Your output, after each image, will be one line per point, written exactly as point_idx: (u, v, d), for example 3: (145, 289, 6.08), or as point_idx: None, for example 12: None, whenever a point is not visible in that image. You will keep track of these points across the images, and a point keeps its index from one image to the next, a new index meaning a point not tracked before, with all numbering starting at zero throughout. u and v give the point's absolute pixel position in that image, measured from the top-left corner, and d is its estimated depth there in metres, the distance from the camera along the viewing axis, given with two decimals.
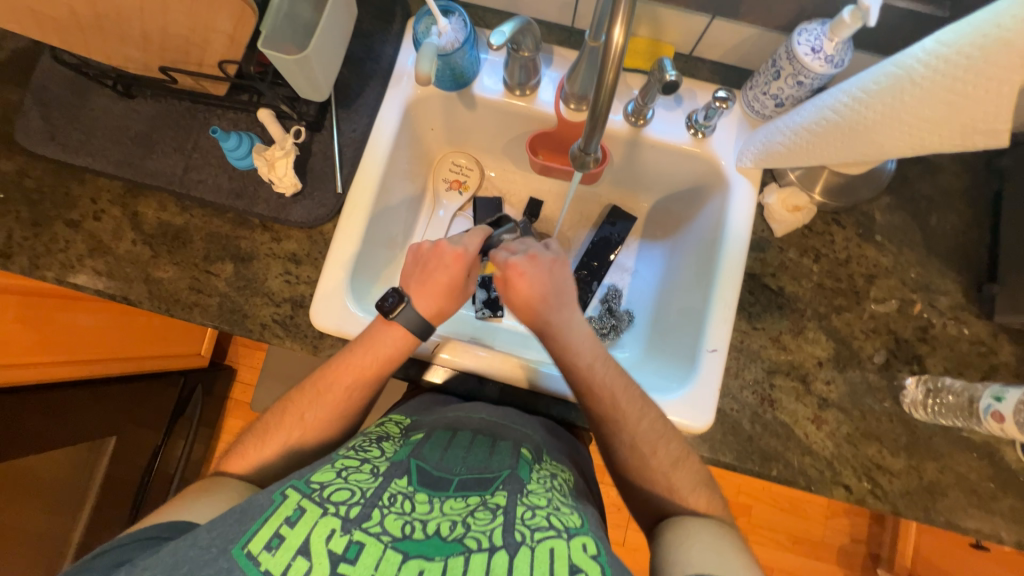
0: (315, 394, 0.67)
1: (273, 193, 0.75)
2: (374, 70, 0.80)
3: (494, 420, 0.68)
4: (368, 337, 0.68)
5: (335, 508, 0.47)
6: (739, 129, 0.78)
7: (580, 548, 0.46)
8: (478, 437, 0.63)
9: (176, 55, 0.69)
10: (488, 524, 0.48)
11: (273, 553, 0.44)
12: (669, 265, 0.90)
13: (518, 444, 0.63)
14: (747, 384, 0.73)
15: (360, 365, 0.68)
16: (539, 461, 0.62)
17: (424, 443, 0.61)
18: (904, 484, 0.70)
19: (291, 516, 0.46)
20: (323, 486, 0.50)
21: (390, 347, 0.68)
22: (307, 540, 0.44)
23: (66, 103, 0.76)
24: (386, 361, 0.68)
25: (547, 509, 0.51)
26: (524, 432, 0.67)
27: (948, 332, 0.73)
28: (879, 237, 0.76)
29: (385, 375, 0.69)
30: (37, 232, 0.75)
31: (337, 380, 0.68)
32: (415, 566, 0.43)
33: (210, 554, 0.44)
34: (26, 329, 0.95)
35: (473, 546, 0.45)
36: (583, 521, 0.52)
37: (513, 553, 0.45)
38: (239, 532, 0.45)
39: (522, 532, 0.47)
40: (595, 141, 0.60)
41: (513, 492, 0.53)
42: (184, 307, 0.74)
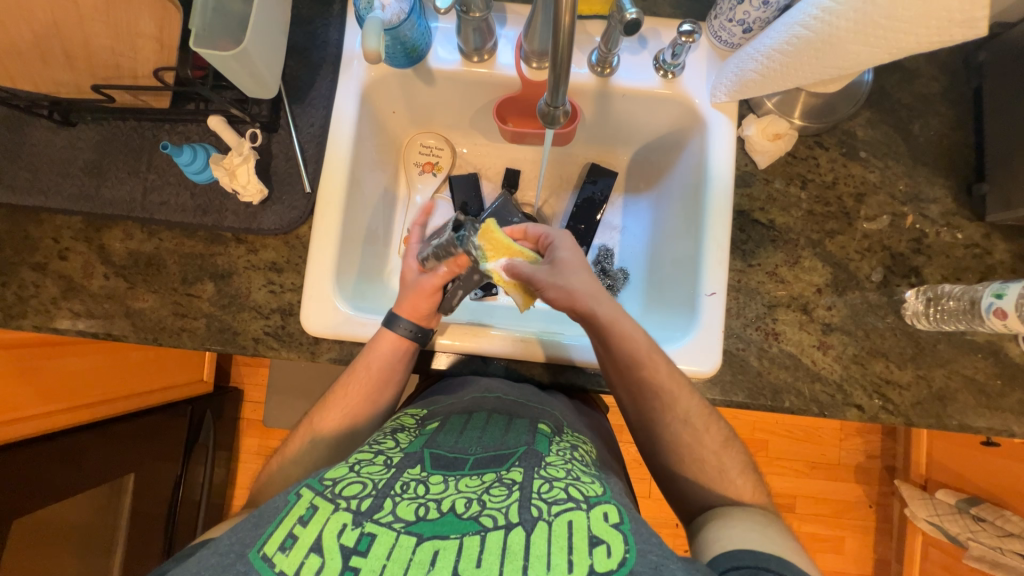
0: (330, 402, 0.69)
1: (240, 204, 0.72)
2: (322, 58, 0.76)
3: (509, 399, 0.68)
4: (370, 348, 0.70)
5: (346, 503, 0.47)
6: (709, 62, 0.75)
7: (600, 518, 0.46)
8: (494, 416, 0.64)
9: (108, 70, 0.65)
10: (504, 501, 0.48)
11: (287, 553, 0.43)
12: (656, 216, 0.88)
13: (536, 420, 0.64)
14: (750, 322, 0.72)
15: (368, 376, 0.69)
16: (559, 434, 0.62)
17: (439, 430, 0.61)
18: (914, 395, 0.71)
19: (304, 515, 0.46)
20: (335, 482, 0.50)
21: (391, 355, 0.69)
22: (319, 538, 0.44)
23: (4, 142, 0.72)
24: (394, 370, 0.70)
25: (566, 480, 0.51)
26: (542, 408, 0.67)
27: (943, 240, 0.73)
28: (863, 153, 0.75)
29: (391, 380, 0.70)
30: (3, 281, 0.72)
31: (340, 391, 0.69)
32: (430, 548, 0.43)
33: (228, 559, 0.44)
34: (19, 381, 0.94)
35: (488, 525, 0.45)
36: (604, 489, 0.52)
37: (529, 529, 0.45)
38: (256, 536, 0.45)
39: (539, 507, 0.47)
40: (562, 94, 0.57)
41: (529, 467, 0.53)
42: (172, 334, 0.72)
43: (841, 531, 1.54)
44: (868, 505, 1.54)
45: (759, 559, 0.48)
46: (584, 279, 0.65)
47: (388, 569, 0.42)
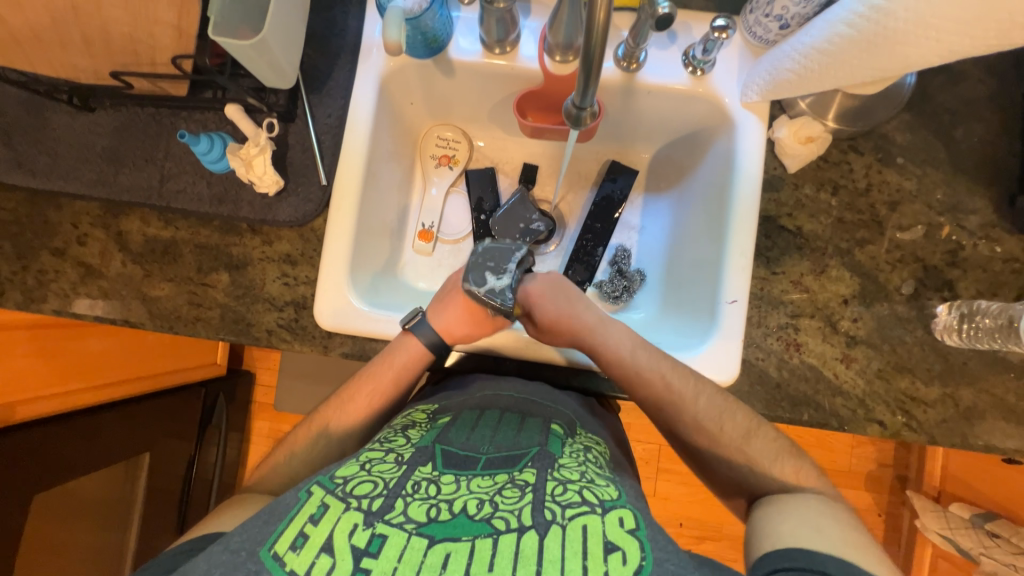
0: (344, 403, 0.69)
1: (256, 194, 0.72)
2: (341, 46, 0.74)
3: (523, 395, 0.67)
4: (391, 350, 0.69)
5: (357, 502, 0.47)
6: (741, 60, 0.72)
7: (615, 523, 0.46)
8: (506, 414, 0.63)
9: (126, 56, 0.64)
10: (516, 503, 0.47)
11: (298, 552, 0.43)
12: (677, 218, 0.86)
13: (548, 420, 0.63)
14: (771, 332, 0.70)
15: (383, 379, 0.69)
16: (572, 435, 0.61)
17: (451, 425, 0.61)
18: (940, 413, 0.68)
19: (315, 513, 0.46)
20: (346, 481, 0.50)
21: (414, 363, 0.69)
22: (331, 537, 0.44)
23: (24, 126, 0.72)
24: (410, 374, 0.70)
25: (580, 483, 0.51)
26: (555, 407, 0.66)
27: (980, 253, 0.69)
28: (900, 159, 0.71)
29: (409, 385, 0.71)
30: (24, 265, 0.73)
31: (358, 393, 0.69)
32: (442, 551, 0.43)
33: (239, 558, 0.44)
34: (39, 360, 0.98)
35: (501, 528, 0.45)
36: (620, 493, 0.51)
37: (543, 533, 0.44)
38: (267, 533, 0.45)
39: (553, 510, 0.46)
40: (591, 94, 0.55)
41: (542, 468, 0.52)
42: (186, 323, 0.72)
43: None
44: (877, 514, 1.52)
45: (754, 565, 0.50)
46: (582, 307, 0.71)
47: (399, 571, 0.42)
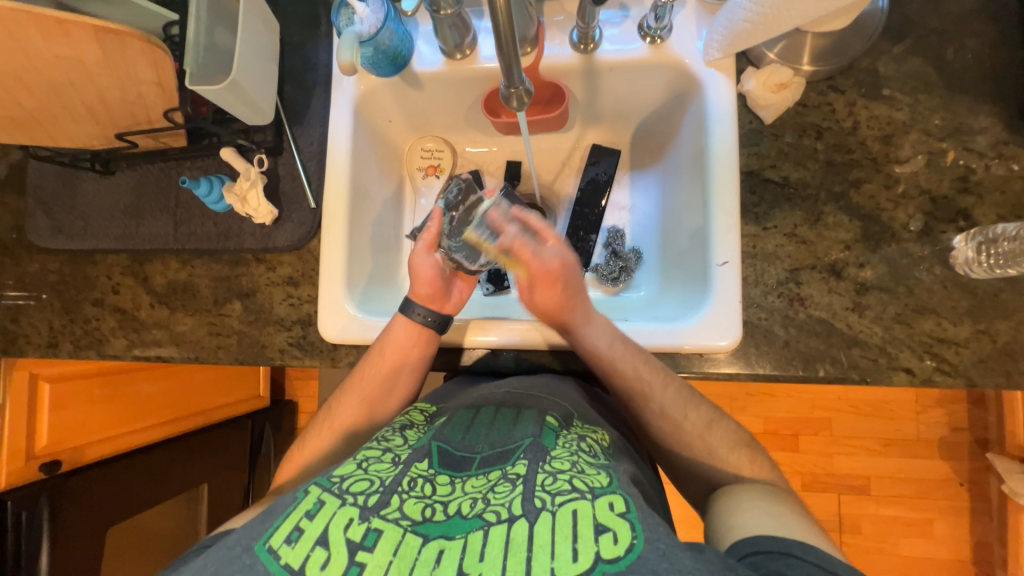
0: (352, 387, 0.72)
1: (256, 226, 0.78)
2: (315, 79, 0.80)
3: (519, 392, 0.66)
4: (387, 331, 0.72)
5: (353, 498, 0.48)
6: (699, 20, 0.71)
7: (605, 507, 0.45)
8: (502, 411, 0.63)
9: (127, 120, 0.71)
10: (507, 496, 0.48)
11: (294, 545, 0.45)
12: (664, 190, 0.84)
13: (543, 413, 0.61)
14: (770, 289, 0.67)
15: (384, 361, 0.71)
16: (567, 426, 0.60)
17: (447, 424, 0.60)
18: (975, 352, 0.62)
19: (311, 509, 0.47)
20: (343, 479, 0.51)
21: (410, 343, 0.72)
22: (326, 531, 0.45)
23: (60, 196, 0.81)
24: (405, 355, 0.71)
25: (571, 471, 0.50)
26: (552, 400, 0.65)
27: (994, 174, 0.64)
28: (887, 90, 0.67)
29: (410, 367, 0.72)
30: (71, 317, 0.82)
31: (364, 379, 0.72)
32: (436, 547, 0.44)
33: (236, 552, 0.46)
34: (95, 407, 1.06)
35: (492, 520, 0.46)
36: (611, 479, 0.50)
37: (533, 520, 0.45)
38: (262, 530, 0.47)
39: (542, 498, 0.46)
40: (517, 75, 0.55)
41: (534, 460, 0.52)
42: (209, 352, 0.79)
43: (929, 513, 1.42)
44: (959, 483, 1.40)
45: (783, 545, 0.45)
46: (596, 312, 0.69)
47: (394, 566, 0.43)
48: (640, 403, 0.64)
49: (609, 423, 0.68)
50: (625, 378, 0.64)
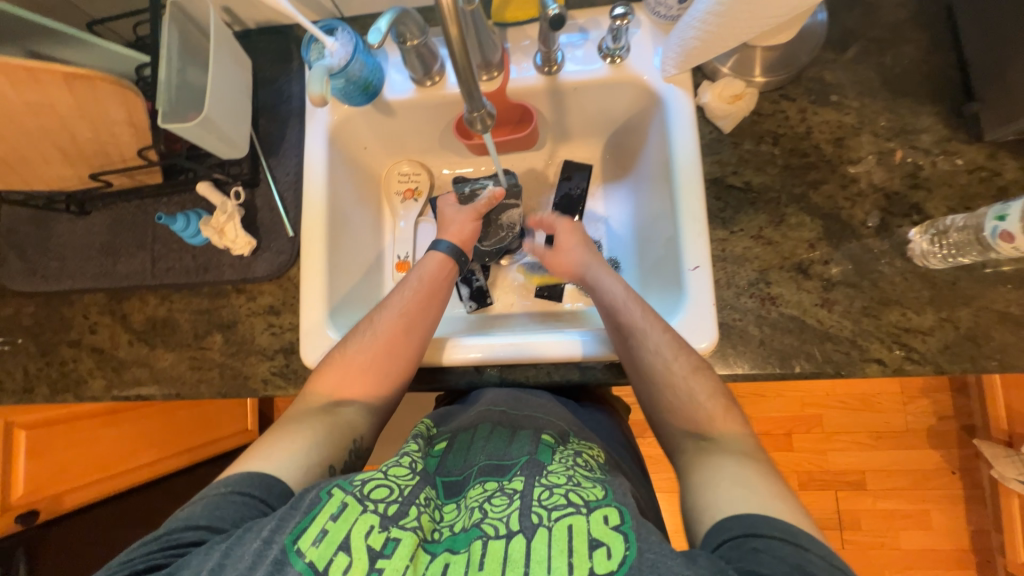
0: (381, 314, 0.71)
1: (234, 257, 0.78)
2: (289, 111, 0.81)
3: (514, 410, 0.67)
4: (419, 270, 0.75)
5: (374, 505, 0.48)
6: (655, 39, 0.75)
7: (600, 520, 0.45)
8: (498, 428, 0.63)
9: (101, 160, 0.72)
10: (505, 510, 0.48)
11: (318, 546, 0.45)
12: (637, 200, 0.87)
13: (539, 430, 0.62)
14: (742, 290, 0.69)
15: (417, 287, 0.73)
16: (563, 443, 0.61)
17: (449, 452, 0.61)
18: (940, 339, 0.65)
19: (335, 511, 0.47)
20: (364, 482, 0.50)
21: (440, 270, 0.75)
22: (348, 537, 0.45)
23: (35, 238, 0.81)
24: (435, 283, 0.74)
25: (567, 486, 0.50)
26: (547, 419, 0.66)
27: (941, 170, 0.68)
28: (835, 96, 0.71)
29: (440, 294, 0.74)
30: (47, 360, 0.81)
31: (394, 308, 0.71)
32: (442, 561, 0.45)
33: (264, 549, 0.45)
34: (75, 450, 1.02)
35: (490, 533, 0.46)
36: (606, 492, 0.50)
37: (530, 536, 0.44)
38: (289, 528, 0.46)
39: (538, 514, 0.46)
40: (477, 99, 0.57)
41: (529, 476, 0.53)
42: (190, 387, 0.78)
43: (926, 504, 1.43)
44: (950, 471, 1.42)
45: (750, 526, 0.46)
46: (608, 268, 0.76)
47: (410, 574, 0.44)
48: (648, 356, 0.64)
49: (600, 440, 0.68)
50: (651, 356, 0.64)
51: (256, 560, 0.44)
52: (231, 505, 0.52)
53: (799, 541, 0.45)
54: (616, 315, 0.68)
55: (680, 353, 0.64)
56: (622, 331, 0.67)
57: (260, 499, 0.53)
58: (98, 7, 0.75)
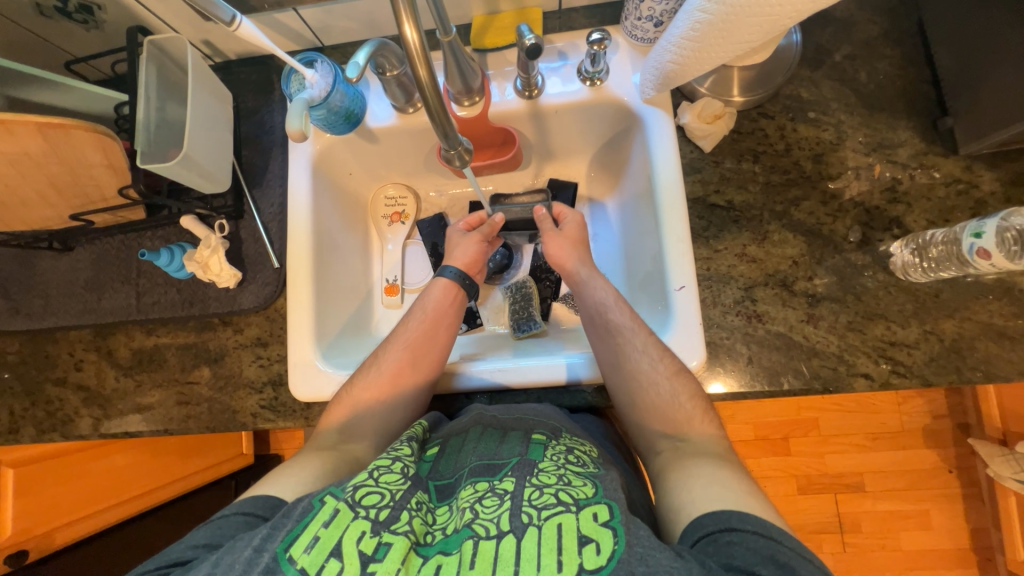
0: (390, 344, 0.73)
1: (220, 289, 0.77)
2: (271, 141, 0.81)
3: (505, 414, 0.66)
4: (424, 299, 0.78)
5: (365, 511, 0.47)
6: (633, 61, 0.76)
7: (589, 518, 0.45)
8: (488, 431, 0.62)
9: (82, 199, 0.71)
10: (495, 511, 0.47)
11: (310, 553, 0.43)
12: (623, 217, 0.87)
13: (530, 432, 0.61)
14: (729, 308, 0.69)
15: (427, 317, 0.75)
16: (555, 439, 0.59)
17: (441, 457, 0.60)
18: (926, 352, 0.65)
19: (327, 518, 0.46)
20: (355, 488, 0.49)
21: (446, 298, 0.77)
22: (341, 542, 0.44)
23: (18, 277, 0.80)
24: (444, 312, 0.76)
25: (557, 484, 0.49)
26: (536, 419, 0.64)
27: (919, 183, 0.68)
28: (813, 113, 0.72)
29: (450, 324, 0.76)
30: (33, 399, 0.80)
31: (400, 337, 0.74)
32: (434, 563, 0.44)
33: (256, 558, 0.44)
34: (67, 488, 1.00)
35: (481, 533, 0.45)
36: (597, 489, 0.49)
37: (520, 536, 0.44)
38: (282, 536, 0.45)
39: (529, 514, 0.46)
40: (452, 134, 0.56)
41: (521, 476, 0.51)
42: (179, 422, 0.77)
43: (924, 504, 1.43)
44: (948, 471, 1.43)
45: (723, 522, 0.47)
46: (606, 285, 0.75)
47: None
48: (652, 392, 0.64)
49: (594, 436, 0.68)
50: (659, 397, 0.64)
51: (245, 570, 0.43)
52: (232, 521, 0.51)
53: (769, 532, 0.45)
54: (604, 317, 0.71)
55: (664, 355, 0.66)
56: (610, 334, 0.70)
57: (260, 517, 0.52)
58: (77, 44, 0.75)
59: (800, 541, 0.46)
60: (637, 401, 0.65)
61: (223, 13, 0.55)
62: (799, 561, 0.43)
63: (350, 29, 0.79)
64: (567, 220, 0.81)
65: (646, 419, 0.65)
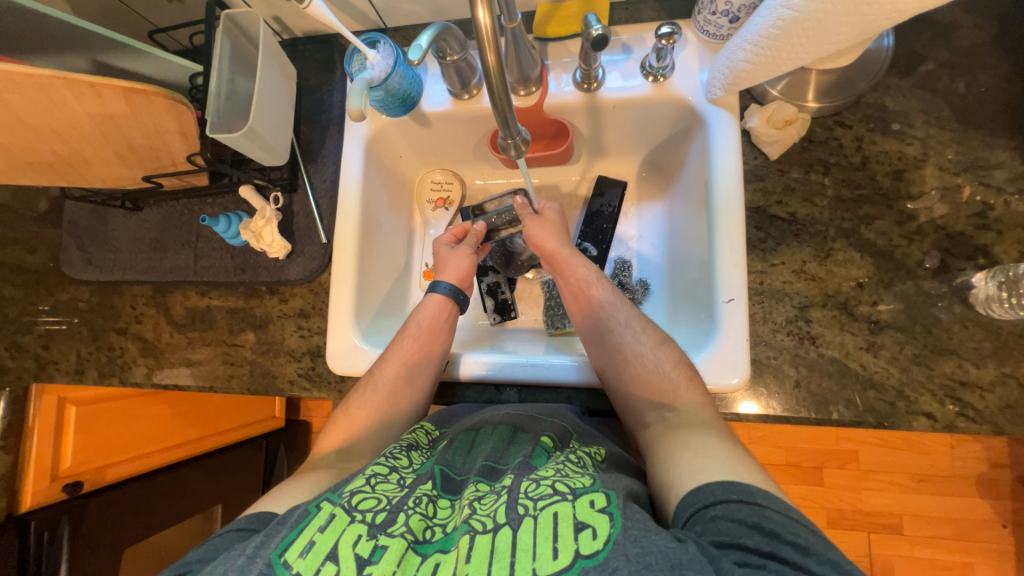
0: (385, 358, 0.73)
1: (270, 259, 0.81)
2: (329, 119, 0.83)
3: (518, 411, 0.65)
4: (418, 312, 0.78)
5: (362, 515, 0.47)
6: (701, 59, 0.72)
7: (586, 505, 0.45)
8: (498, 429, 0.61)
9: (154, 163, 0.76)
10: (492, 506, 0.47)
11: (306, 556, 0.43)
12: (672, 221, 0.84)
13: (539, 434, 0.59)
14: (780, 327, 0.65)
15: (420, 331, 0.75)
16: (563, 446, 0.57)
17: (447, 448, 0.59)
18: (1001, 396, 0.59)
19: (322, 523, 0.46)
20: (351, 495, 0.50)
21: (439, 313, 0.78)
22: (336, 546, 0.44)
23: (93, 230, 0.87)
24: (436, 327, 0.77)
25: (554, 476, 0.49)
26: (551, 420, 0.63)
27: (1015, 210, 0.62)
28: (897, 125, 0.66)
29: (443, 339, 0.76)
30: (98, 345, 0.86)
31: (395, 353, 0.73)
32: (432, 563, 0.44)
33: (252, 561, 0.44)
34: (116, 428, 1.09)
35: (477, 528, 0.44)
36: (594, 480, 0.49)
37: (516, 527, 0.43)
38: (276, 541, 0.45)
39: (524, 504, 0.45)
40: (513, 123, 0.55)
41: (520, 473, 0.51)
42: (223, 381, 0.81)
43: (971, 557, 1.32)
44: (1002, 526, 1.31)
45: (707, 496, 0.45)
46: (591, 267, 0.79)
47: None
48: (634, 357, 0.67)
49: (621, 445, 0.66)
50: (640, 362, 0.66)
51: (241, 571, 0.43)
52: (225, 538, 0.50)
53: (756, 500, 0.43)
54: (589, 293, 0.75)
55: (647, 326, 0.71)
56: (594, 309, 0.74)
57: (251, 530, 0.51)
58: (161, 15, 0.79)
59: (790, 505, 0.44)
60: (621, 371, 0.66)
61: None
62: (787, 526, 0.41)
63: (414, 12, 0.79)
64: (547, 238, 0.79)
65: (634, 392, 0.65)
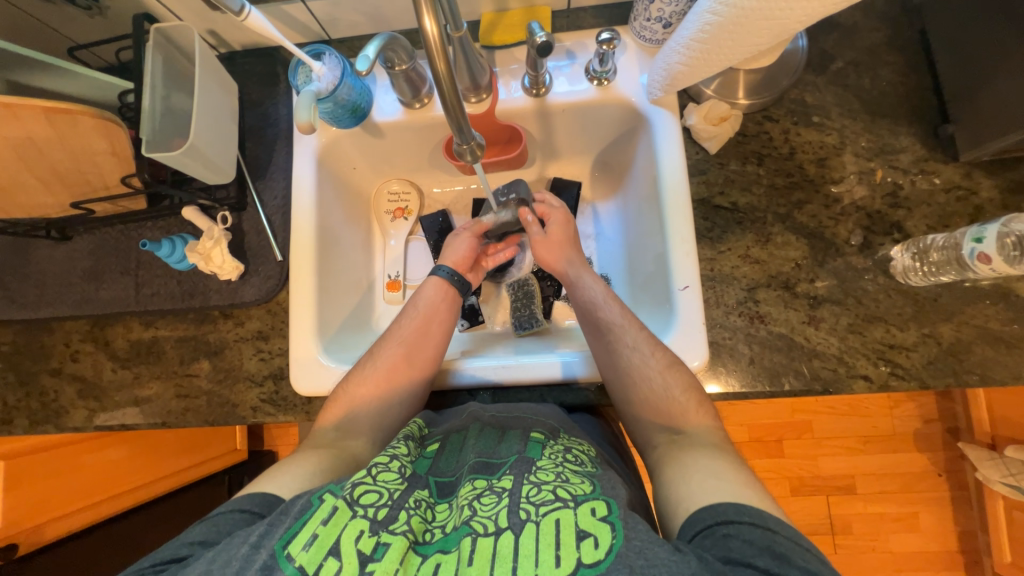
0: (386, 340, 0.72)
1: (221, 282, 0.77)
2: (276, 134, 0.81)
3: (503, 413, 0.65)
4: (418, 296, 0.78)
5: (364, 510, 0.47)
6: (641, 62, 0.76)
7: (587, 513, 0.45)
8: (487, 430, 0.61)
9: (82, 188, 0.70)
10: (494, 508, 0.47)
11: (308, 550, 0.43)
12: (626, 218, 0.87)
13: (528, 429, 0.60)
14: (731, 309, 0.70)
15: (421, 314, 0.75)
16: (554, 439, 0.59)
17: (442, 454, 0.59)
18: (924, 355, 0.66)
19: (326, 516, 0.45)
20: (353, 486, 0.49)
21: (440, 297, 0.77)
22: (338, 541, 0.44)
23: (13, 265, 0.79)
24: (437, 309, 0.76)
25: (555, 482, 0.50)
26: (535, 418, 0.64)
27: (920, 189, 0.69)
28: (817, 118, 0.73)
29: (445, 321, 0.76)
30: (27, 390, 0.78)
31: (397, 336, 0.73)
32: (433, 562, 0.44)
33: (252, 556, 0.43)
34: (61, 478, 0.99)
35: (479, 531, 0.45)
36: (594, 486, 0.50)
37: (518, 533, 0.44)
38: (280, 533, 0.44)
39: (527, 510, 0.46)
40: (467, 129, 0.56)
41: (519, 474, 0.51)
42: (177, 415, 0.76)
43: (915, 507, 1.45)
44: (938, 474, 1.45)
45: (719, 514, 0.47)
46: (596, 282, 0.75)
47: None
48: (644, 385, 0.64)
49: (594, 438, 0.68)
50: (651, 389, 0.64)
51: (242, 568, 0.43)
52: (227, 518, 0.50)
53: (766, 523, 0.45)
54: (595, 314, 0.71)
55: (656, 348, 0.66)
56: (600, 331, 0.70)
57: (257, 514, 0.51)
58: (80, 31, 0.74)
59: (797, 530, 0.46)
60: (630, 395, 0.65)
61: (232, 2, 0.55)
62: (796, 550, 0.43)
63: (357, 23, 0.79)
64: (551, 220, 0.80)
65: (641, 413, 0.64)
